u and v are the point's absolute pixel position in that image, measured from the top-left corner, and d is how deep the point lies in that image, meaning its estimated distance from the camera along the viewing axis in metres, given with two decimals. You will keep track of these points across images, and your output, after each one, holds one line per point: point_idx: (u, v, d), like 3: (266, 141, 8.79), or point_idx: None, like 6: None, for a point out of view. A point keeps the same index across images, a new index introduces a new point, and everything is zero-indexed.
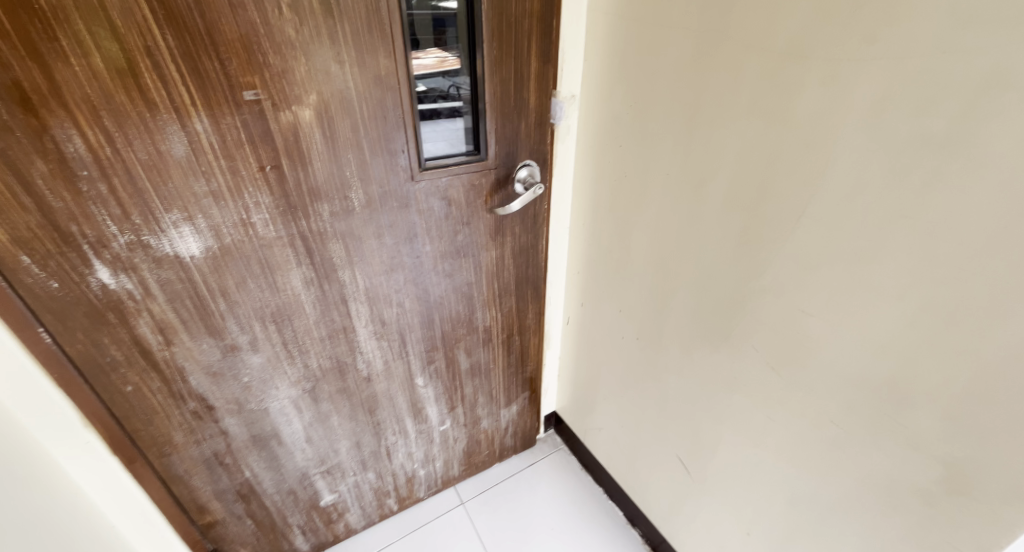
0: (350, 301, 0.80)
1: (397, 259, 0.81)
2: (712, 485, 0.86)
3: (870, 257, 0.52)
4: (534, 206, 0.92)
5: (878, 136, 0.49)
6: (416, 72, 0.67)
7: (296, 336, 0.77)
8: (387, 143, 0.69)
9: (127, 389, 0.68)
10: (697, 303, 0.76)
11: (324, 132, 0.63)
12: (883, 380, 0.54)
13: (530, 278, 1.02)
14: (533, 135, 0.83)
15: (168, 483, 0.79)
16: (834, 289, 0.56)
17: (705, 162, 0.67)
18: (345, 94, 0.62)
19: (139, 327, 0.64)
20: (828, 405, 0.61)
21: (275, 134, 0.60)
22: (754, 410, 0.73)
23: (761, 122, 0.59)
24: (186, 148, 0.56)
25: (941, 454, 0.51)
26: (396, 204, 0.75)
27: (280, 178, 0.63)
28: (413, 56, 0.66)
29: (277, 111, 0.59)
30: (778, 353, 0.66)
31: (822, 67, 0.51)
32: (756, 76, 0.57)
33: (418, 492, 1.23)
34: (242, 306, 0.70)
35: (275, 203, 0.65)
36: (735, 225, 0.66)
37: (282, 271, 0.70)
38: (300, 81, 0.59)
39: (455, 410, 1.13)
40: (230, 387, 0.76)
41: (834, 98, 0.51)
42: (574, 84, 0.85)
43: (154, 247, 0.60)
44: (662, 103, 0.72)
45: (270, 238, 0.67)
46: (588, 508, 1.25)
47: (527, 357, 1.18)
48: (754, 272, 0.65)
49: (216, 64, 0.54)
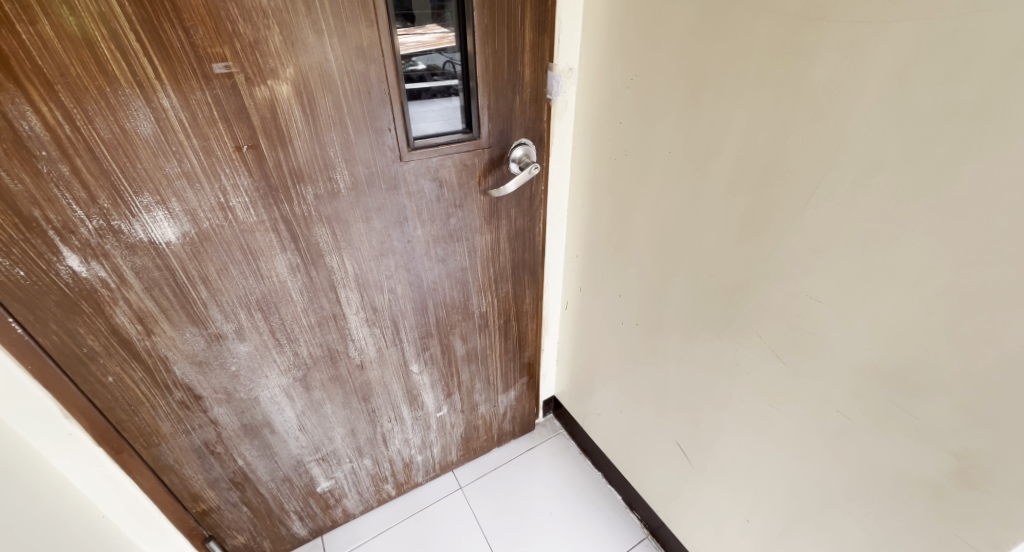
0: (339, 288, 0.77)
1: (388, 244, 0.78)
2: (712, 472, 0.85)
3: (886, 239, 0.48)
4: (531, 187, 0.88)
5: (899, 109, 0.44)
6: (411, 49, 0.63)
7: (283, 324, 0.75)
8: (372, 121, 0.65)
9: (108, 379, 0.65)
10: (699, 287, 0.73)
11: (303, 109, 0.59)
12: (894, 369, 0.51)
13: (527, 261, 0.99)
14: (528, 111, 0.78)
15: (158, 473, 0.77)
16: (845, 273, 0.53)
17: (711, 139, 0.63)
18: (325, 66, 0.58)
19: (116, 317, 0.61)
20: (833, 394, 0.59)
21: (250, 111, 0.56)
22: (757, 398, 0.70)
23: (772, 93, 0.54)
24: (153, 126, 0.53)
25: (953, 445, 0.49)
26: (384, 186, 0.71)
27: (258, 158, 0.60)
28: (409, 32, 0.62)
29: (252, 87, 0.55)
30: (783, 340, 0.63)
31: (841, 32, 0.47)
32: (766, 43, 0.53)
33: (416, 477, 1.23)
34: (225, 293, 0.67)
35: (255, 185, 0.61)
36: (742, 205, 0.62)
37: (265, 257, 0.67)
38: (275, 53, 0.55)
39: (452, 396, 1.12)
40: (217, 376, 0.74)
41: (855, 67, 0.46)
42: (571, 57, 0.80)
43: (126, 233, 0.57)
44: (666, 77, 0.67)
45: (251, 223, 0.64)
46: (587, 493, 1.25)
47: (524, 342, 1.16)
48: (760, 255, 0.62)
49: (180, 33, 0.49)
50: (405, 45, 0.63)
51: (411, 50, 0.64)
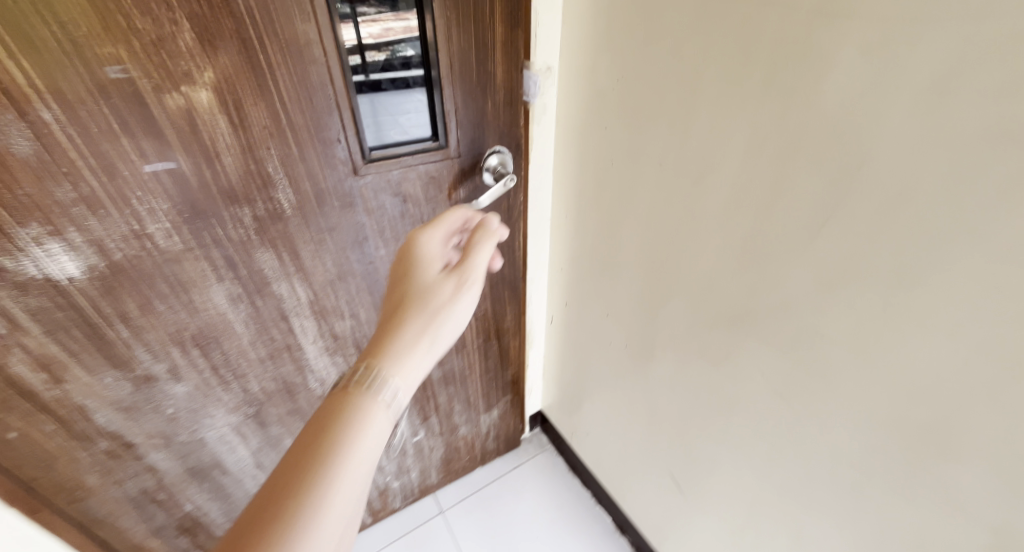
0: (291, 316, 0.69)
1: (346, 266, 0.69)
2: (708, 508, 0.79)
3: (915, 279, 0.41)
4: (508, 198, 0.80)
5: (935, 126, 0.37)
6: (397, 36, 0.56)
7: (227, 359, 0.67)
8: (318, 131, 0.56)
9: (9, 437, 0.55)
10: (694, 314, 0.66)
11: (231, 119, 0.50)
12: (921, 425, 0.45)
13: (506, 277, 0.91)
14: (502, 115, 0.69)
15: (88, 529, 0.68)
16: (863, 314, 0.46)
17: (706, 151, 0.56)
18: (252, 67, 0.49)
19: (12, 366, 0.52)
20: (847, 444, 0.52)
21: (163, 124, 0.47)
22: (757, 438, 0.64)
23: (777, 102, 0.46)
24: (32, 144, 0.43)
25: (992, 518, 0.42)
26: (337, 203, 0.63)
27: (178, 178, 0.51)
28: (393, 17, 0.54)
29: (161, 94, 0.46)
30: (788, 380, 0.56)
31: (863, 31, 0.39)
32: (772, 42, 0.45)
33: (393, 503, 1.15)
34: (151, 330, 0.58)
35: (176, 209, 0.52)
36: (742, 228, 0.55)
37: (198, 288, 0.59)
38: (187, 54, 0.45)
39: (429, 419, 1.05)
40: (151, 420, 0.65)
41: (881, 72, 0.39)
42: (550, 55, 0.71)
43: (12, 271, 0.47)
44: (655, 78, 0.59)
45: (176, 251, 0.55)
46: (576, 514, 1.18)
47: (507, 360, 1.08)
48: (762, 284, 0.55)
49: (57, 31, 0.40)
50: (391, 30, 0.55)
51: (396, 36, 0.56)
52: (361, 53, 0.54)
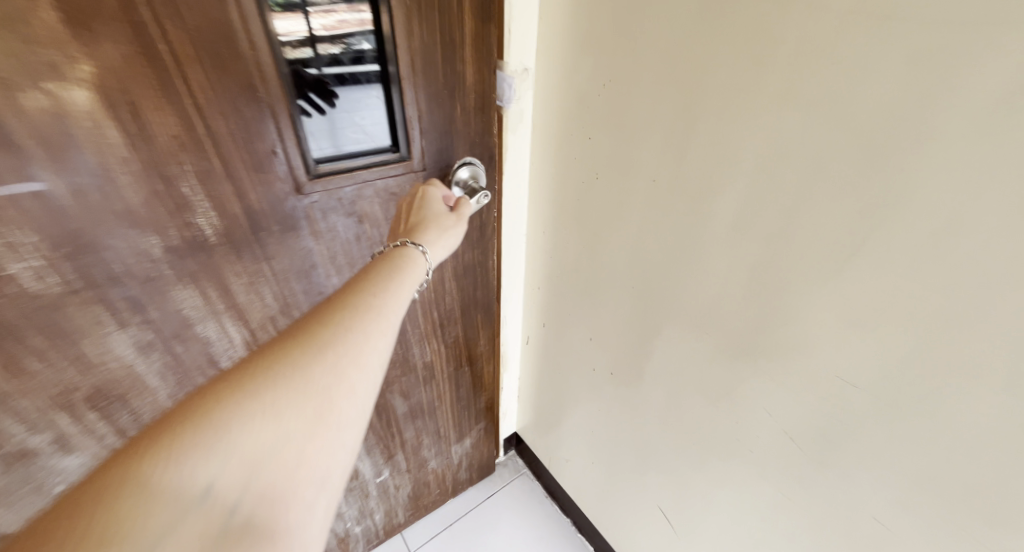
0: (222, 362, 0.57)
1: (290, 300, 0.58)
2: (702, 547, 0.73)
3: (963, 324, 0.36)
4: (480, 215, 0.71)
5: (994, 153, 0.31)
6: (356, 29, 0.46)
7: (138, 419, 0.54)
8: (249, 142, 0.45)
9: None
10: (691, 346, 0.60)
11: (125, 127, 0.39)
12: (960, 485, 0.40)
13: (479, 300, 0.82)
14: (473, 123, 0.61)
15: None
16: (894, 359, 0.40)
17: (708, 170, 0.49)
18: (150, 62, 0.38)
19: None
20: (869, 497, 0.47)
21: (20, 134, 0.35)
22: (762, 481, 0.58)
23: (796, 117, 0.40)
24: None
25: None
26: (277, 228, 0.52)
27: (49, 204, 0.39)
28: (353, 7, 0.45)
29: (18, 94, 0.34)
30: (800, 423, 0.50)
31: (906, 38, 0.33)
32: (792, 48, 0.39)
33: (355, 548, 1.04)
34: (26, 395, 0.45)
35: (50, 243, 0.40)
36: (749, 256, 0.49)
37: (92, 339, 0.46)
38: (52, 41, 0.34)
39: (394, 457, 0.94)
40: (34, 503, 0.51)
41: (927, 87, 0.33)
42: (526, 55, 0.63)
43: None
44: (647, 85, 0.52)
45: (55, 296, 0.42)
46: (556, 545, 1.10)
47: (480, 387, 1.00)
48: (772, 318, 0.49)
49: None
50: (347, 22, 0.45)
51: (353, 29, 0.46)
52: (312, 47, 0.45)
